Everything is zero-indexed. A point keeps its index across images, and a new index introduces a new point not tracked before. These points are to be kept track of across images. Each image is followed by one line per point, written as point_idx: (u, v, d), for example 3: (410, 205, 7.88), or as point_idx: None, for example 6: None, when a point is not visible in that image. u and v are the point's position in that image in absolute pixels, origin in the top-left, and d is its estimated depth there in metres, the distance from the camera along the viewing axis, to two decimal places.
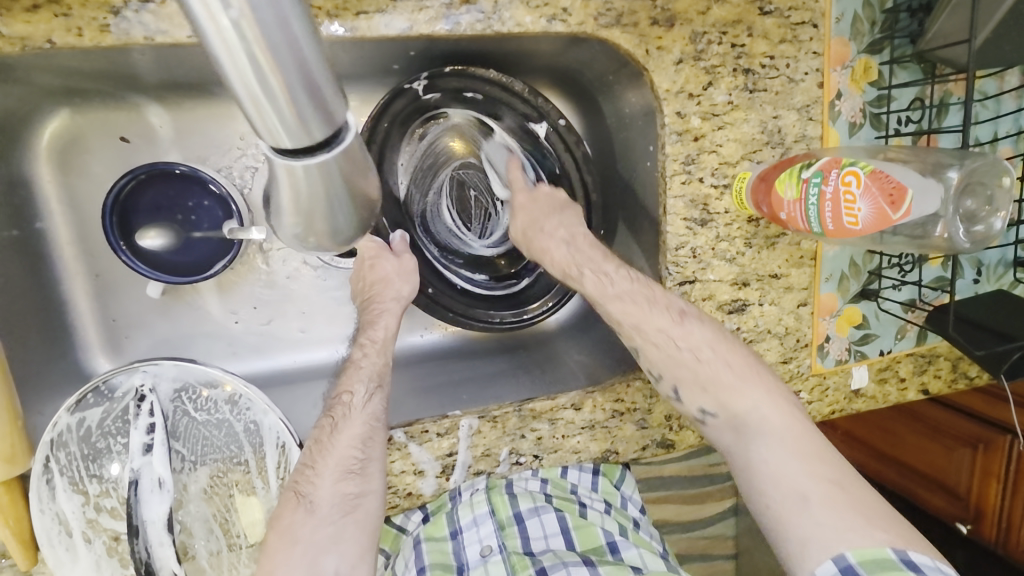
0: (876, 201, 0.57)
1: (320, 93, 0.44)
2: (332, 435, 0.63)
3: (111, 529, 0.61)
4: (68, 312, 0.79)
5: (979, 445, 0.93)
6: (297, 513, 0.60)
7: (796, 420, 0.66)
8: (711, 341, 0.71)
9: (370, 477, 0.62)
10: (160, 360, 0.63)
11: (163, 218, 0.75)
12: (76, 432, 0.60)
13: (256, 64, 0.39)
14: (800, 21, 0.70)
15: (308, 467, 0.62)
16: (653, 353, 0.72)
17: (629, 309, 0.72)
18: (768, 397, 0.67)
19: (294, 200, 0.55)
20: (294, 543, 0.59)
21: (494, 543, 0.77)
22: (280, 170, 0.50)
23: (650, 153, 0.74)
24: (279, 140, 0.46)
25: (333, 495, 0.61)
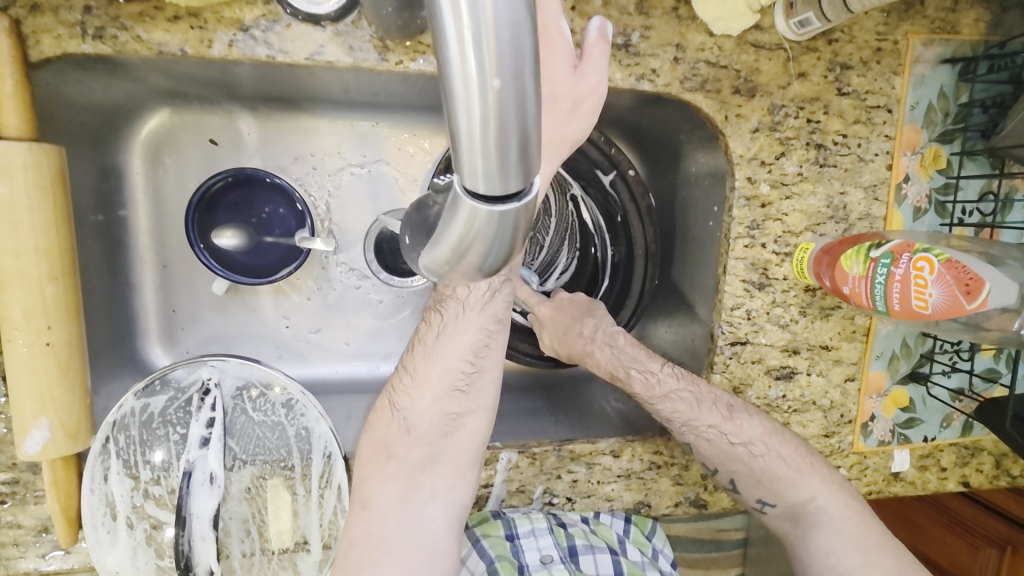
0: (950, 288, 0.56)
1: (532, 153, 0.29)
2: (436, 337, 0.64)
3: (153, 518, 0.62)
4: (133, 298, 0.82)
5: (1006, 546, 0.87)
6: (392, 424, 0.64)
7: (854, 511, 0.71)
8: (764, 435, 0.73)
9: (474, 396, 0.65)
10: (227, 357, 0.64)
11: (239, 221, 0.78)
12: (139, 416, 0.62)
13: (480, 105, 0.27)
14: (875, 105, 0.73)
15: (409, 377, 0.64)
16: (707, 449, 0.74)
17: (679, 407, 0.73)
18: (825, 486, 0.72)
19: (446, 265, 0.36)
20: (388, 458, 0.63)
21: (554, 553, 0.75)
22: (452, 220, 0.33)
23: (714, 214, 0.76)
24: (470, 186, 0.30)
25: (432, 413, 0.64)
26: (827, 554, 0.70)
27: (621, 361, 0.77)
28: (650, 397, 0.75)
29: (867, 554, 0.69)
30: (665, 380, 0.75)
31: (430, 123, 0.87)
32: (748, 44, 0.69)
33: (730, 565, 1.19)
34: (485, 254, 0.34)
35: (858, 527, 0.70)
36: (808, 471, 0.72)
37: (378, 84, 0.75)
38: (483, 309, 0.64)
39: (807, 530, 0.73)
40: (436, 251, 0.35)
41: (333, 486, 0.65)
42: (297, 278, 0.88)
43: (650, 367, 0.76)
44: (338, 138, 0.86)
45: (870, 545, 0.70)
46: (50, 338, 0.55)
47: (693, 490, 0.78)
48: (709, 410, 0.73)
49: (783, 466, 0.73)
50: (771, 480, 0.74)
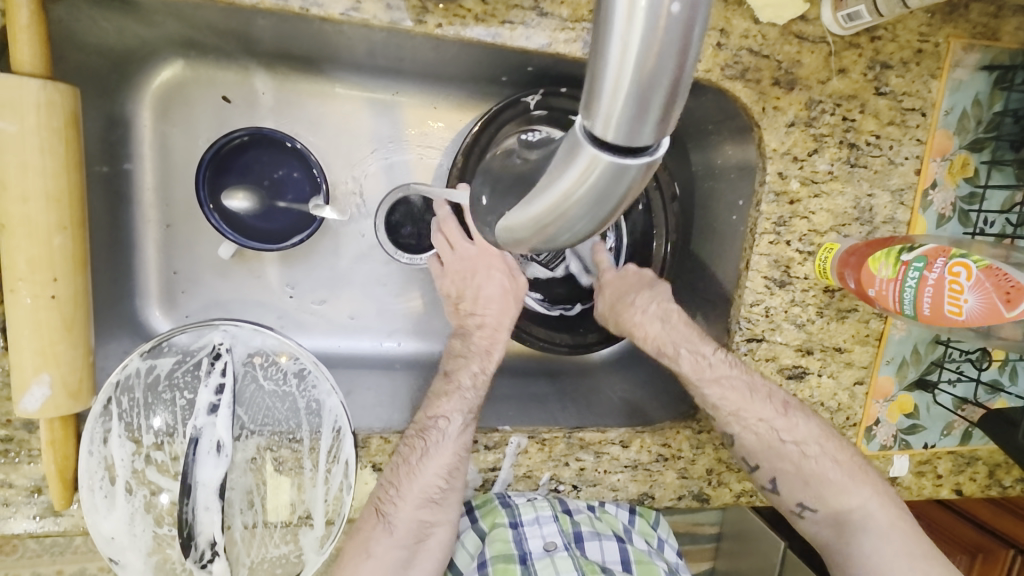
0: (987, 295, 0.56)
1: (673, 109, 0.28)
2: (420, 459, 0.67)
3: (153, 484, 0.59)
4: (134, 256, 0.79)
5: (979, 554, 0.90)
6: (375, 529, 0.67)
7: (899, 518, 0.72)
8: (820, 437, 0.73)
9: (445, 508, 0.68)
10: (240, 323, 0.62)
11: (251, 182, 0.75)
12: (144, 378, 0.59)
13: (644, 38, 0.25)
14: (911, 107, 0.72)
15: (392, 488, 0.67)
16: (753, 442, 0.74)
17: (730, 396, 0.73)
18: (876, 493, 0.72)
19: (538, 222, 0.34)
20: (367, 557, 0.66)
21: (559, 540, 0.71)
22: (567, 169, 0.31)
23: (739, 208, 0.75)
24: (603, 130, 0.29)
25: (411, 522, 0.67)
26: (869, 557, 0.71)
27: (672, 337, 0.77)
28: (699, 379, 0.74)
29: (914, 559, 0.70)
30: (717, 364, 0.73)
31: (453, 96, 0.84)
32: (792, 35, 0.67)
33: (705, 558, 1.22)
34: (588, 215, 0.32)
35: (904, 534, 0.71)
36: (859, 479, 0.72)
37: (407, 49, 0.73)
38: (458, 437, 0.69)
39: (853, 537, 0.72)
40: (533, 205, 0.34)
41: (340, 462, 0.63)
42: (306, 246, 0.86)
43: (702, 349, 0.75)
44: (355, 104, 0.83)
45: (919, 551, 0.71)
46: (55, 291, 0.52)
47: (698, 484, 0.77)
48: (762, 403, 0.73)
49: (835, 471, 0.72)
50: (820, 483, 0.73)
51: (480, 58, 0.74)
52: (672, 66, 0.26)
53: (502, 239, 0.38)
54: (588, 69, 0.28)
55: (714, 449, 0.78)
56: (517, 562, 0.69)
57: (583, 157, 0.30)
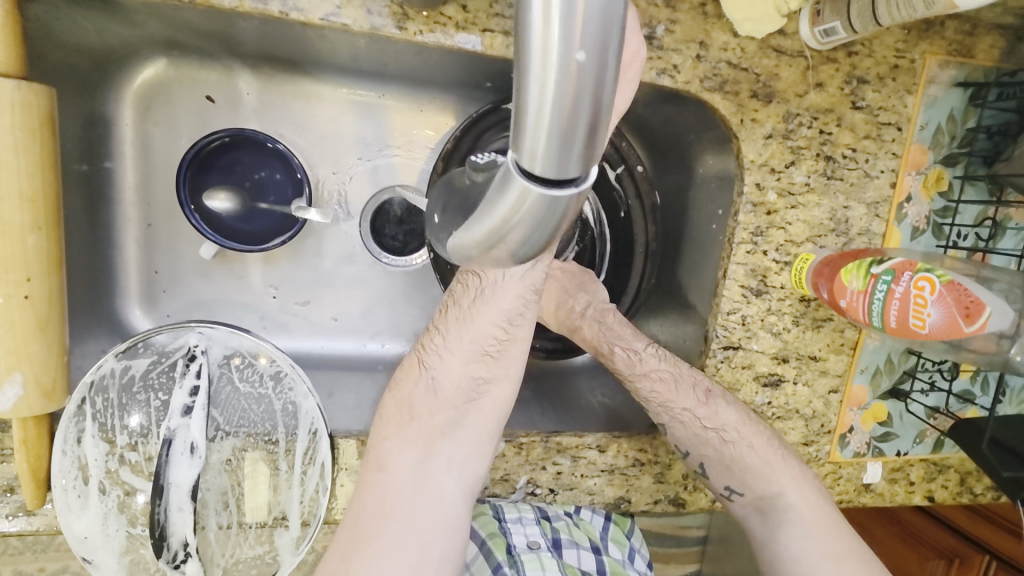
0: (950, 310, 0.57)
1: (597, 141, 0.28)
2: (473, 300, 0.63)
3: (127, 484, 0.59)
4: (115, 255, 0.79)
5: (955, 559, 0.92)
6: (416, 386, 0.64)
7: (821, 509, 0.72)
8: (739, 423, 0.73)
9: (501, 364, 0.64)
10: (216, 325, 0.62)
11: (232, 183, 0.75)
12: (119, 378, 0.59)
13: (559, 82, 0.26)
14: (886, 122, 0.73)
15: (442, 338, 0.64)
16: (681, 431, 0.75)
17: (657, 387, 0.75)
18: (794, 483, 0.73)
19: (478, 245, 0.34)
20: (411, 420, 0.63)
21: (542, 540, 0.73)
22: (499, 200, 0.31)
23: (718, 217, 0.76)
24: (529, 167, 0.29)
25: (460, 378, 0.64)
26: (792, 551, 0.71)
27: (607, 336, 0.78)
28: (631, 373, 0.77)
29: (836, 560, 0.70)
30: (648, 358, 0.76)
31: (438, 99, 0.85)
32: (770, 48, 0.68)
33: (688, 562, 1.23)
34: (525, 241, 0.32)
35: (825, 530, 0.71)
36: (779, 466, 0.73)
37: (391, 55, 0.73)
38: (524, 278, 0.62)
39: (773, 526, 0.73)
40: (472, 229, 0.34)
41: (316, 464, 0.63)
42: (289, 247, 0.86)
43: (634, 345, 0.78)
44: (340, 106, 0.83)
45: (834, 551, 0.70)
46: (29, 291, 0.52)
47: (673, 489, 0.79)
48: (686, 393, 0.74)
49: (753, 456, 0.73)
50: (741, 470, 0.74)
51: (465, 64, 0.74)
52: (589, 104, 0.26)
53: (450, 256, 0.38)
54: (512, 106, 0.28)
55: None
56: (505, 551, 0.72)
57: (513, 189, 0.30)
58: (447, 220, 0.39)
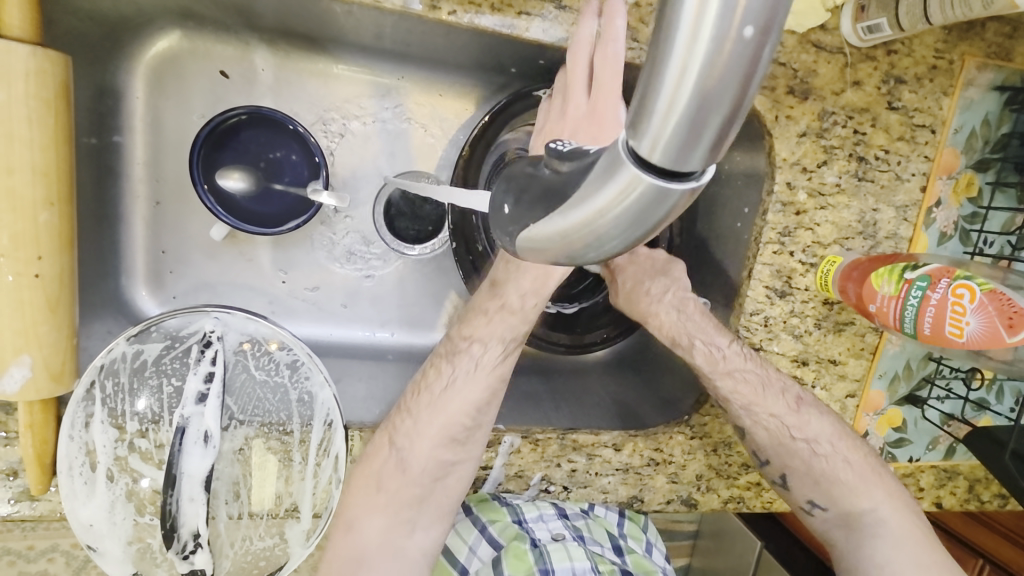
0: (991, 319, 0.56)
1: (729, 136, 0.24)
2: (444, 389, 0.64)
3: (136, 472, 0.57)
4: (121, 233, 0.76)
5: (950, 563, 0.94)
6: (386, 461, 0.61)
7: (914, 527, 0.71)
8: (832, 436, 0.72)
9: (469, 447, 0.63)
10: (234, 310, 0.60)
11: (247, 163, 0.72)
12: (130, 363, 0.57)
13: (708, 57, 0.22)
14: (921, 124, 0.71)
15: (410, 419, 0.62)
16: (763, 438, 0.73)
17: (742, 389, 0.71)
18: (888, 499, 0.71)
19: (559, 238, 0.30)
20: (378, 490, 0.61)
21: (565, 532, 0.74)
22: (600, 189, 0.27)
23: (745, 215, 0.74)
24: (647, 153, 0.25)
25: (429, 458, 0.62)
26: (883, 565, 0.69)
27: (684, 327, 0.74)
28: (713, 372, 0.72)
29: (925, 570, 0.68)
30: (732, 357, 0.71)
31: (459, 82, 0.82)
32: (809, 43, 0.67)
33: (680, 555, 1.23)
34: (617, 238, 0.28)
35: (917, 543, 0.69)
36: (873, 481, 0.71)
37: (416, 34, 0.71)
38: (493, 371, 0.64)
39: (864, 539, 0.70)
40: (557, 220, 0.29)
41: (330, 456, 0.61)
42: (300, 231, 0.84)
43: (718, 341, 0.73)
44: (358, 87, 0.80)
45: (927, 561, 0.69)
46: (39, 270, 0.50)
47: (687, 490, 0.78)
48: (775, 399, 0.72)
49: (848, 472, 0.71)
50: (829, 483, 0.72)
51: (493, 47, 0.72)
52: (735, 88, 0.22)
53: (520, 251, 0.34)
54: (638, 83, 0.24)
55: (705, 455, 0.78)
56: (528, 546, 0.70)
57: (620, 176, 0.26)
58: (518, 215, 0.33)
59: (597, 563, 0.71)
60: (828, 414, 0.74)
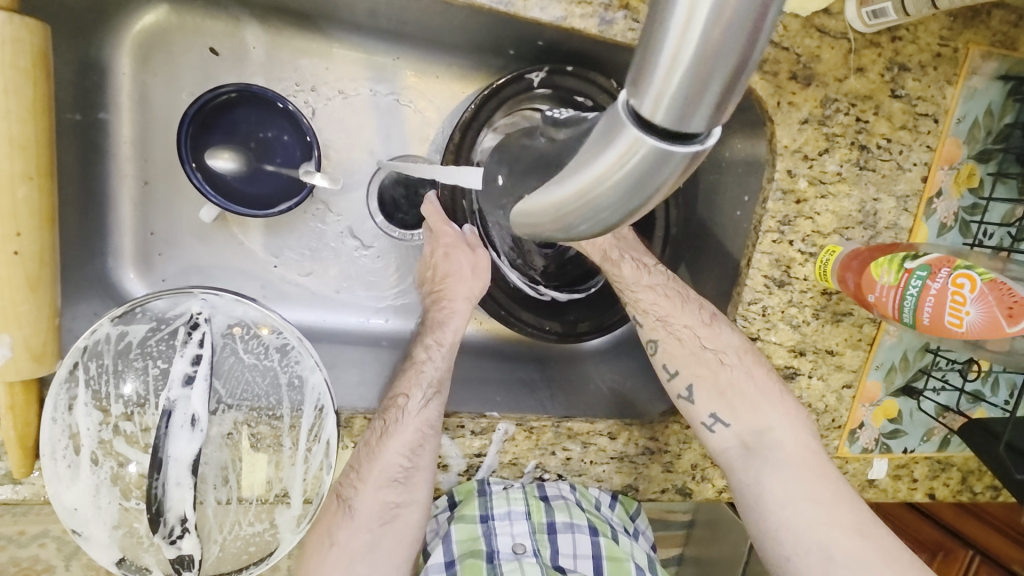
0: (990, 309, 0.55)
1: (731, 96, 0.25)
2: (379, 437, 0.63)
3: (120, 456, 0.55)
4: (108, 213, 0.74)
5: (938, 553, 0.93)
6: (336, 517, 0.63)
7: (808, 450, 0.70)
8: (739, 348, 0.72)
9: (414, 487, 0.63)
10: (221, 292, 0.58)
11: (237, 143, 0.70)
12: (114, 345, 0.55)
13: (713, 14, 0.23)
14: (923, 112, 0.71)
15: (353, 472, 0.63)
16: (676, 348, 0.75)
17: (660, 301, 0.75)
18: (787, 419, 0.71)
19: (556, 210, 0.31)
20: (331, 546, 0.62)
21: (527, 544, 0.69)
22: (601, 152, 0.28)
23: (744, 203, 0.74)
24: (650, 113, 0.26)
25: (376, 502, 0.63)
26: (782, 504, 0.67)
27: (620, 246, 0.77)
28: (634, 284, 0.76)
29: (818, 503, 0.66)
30: (653, 272, 0.76)
31: (456, 62, 0.81)
32: (812, 28, 0.66)
33: (672, 546, 1.23)
34: (611, 209, 0.29)
35: (811, 470, 0.68)
36: (772, 398, 0.71)
37: (411, 10, 0.70)
38: (421, 412, 0.65)
39: (760, 467, 0.69)
40: (555, 191, 0.31)
41: (321, 441, 0.60)
42: (292, 215, 0.82)
43: (644, 259, 0.78)
44: (352, 67, 0.79)
45: (823, 497, 0.66)
46: (18, 247, 0.48)
47: (681, 479, 0.77)
48: (691, 312, 0.74)
49: (749, 384, 0.71)
50: (734, 394, 0.72)
51: (491, 27, 0.71)
52: (739, 47, 0.24)
53: (518, 221, 0.35)
54: (644, 45, 0.25)
55: (701, 444, 0.77)
56: (484, 559, 0.67)
57: (623, 136, 0.27)
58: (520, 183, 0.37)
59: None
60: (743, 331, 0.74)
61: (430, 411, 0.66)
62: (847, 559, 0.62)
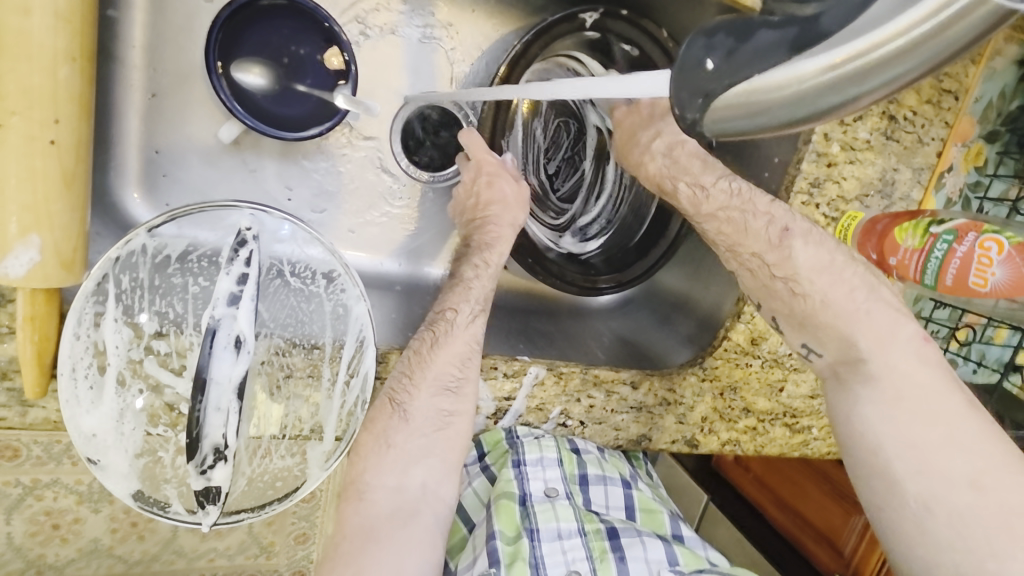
0: (1015, 270, 0.59)
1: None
2: (431, 348, 0.60)
3: (152, 378, 0.52)
4: (113, 124, 0.68)
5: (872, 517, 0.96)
6: (390, 420, 0.58)
7: (918, 384, 0.57)
8: (813, 270, 0.63)
9: (464, 398, 0.59)
10: (270, 209, 0.54)
11: (267, 57, 0.65)
12: (149, 258, 0.51)
13: None
14: (947, 89, 0.74)
15: (404, 373, 0.59)
16: (749, 281, 0.67)
17: (724, 229, 0.67)
18: (882, 350, 0.59)
19: (829, 73, 0.28)
20: (388, 448, 0.57)
21: (560, 488, 0.68)
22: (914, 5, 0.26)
23: (773, 165, 0.75)
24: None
25: (429, 411, 0.58)
26: (873, 446, 0.57)
27: (672, 173, 0.71)
28: (697, 213, 0.69)
29: (926, 453, 0.54)
30: (714, 196, 0.67)
31: None
32: None
33: None
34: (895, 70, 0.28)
35: (914, 408, 0.56)
36: (860, 324, 0.60)
37: None
38: (468, 329, 0.62)
39: (857, 401, 0.59)
40: (822, 57, 0.28)
41: (359, 376, 0.58)
42: (310, 145, 0.78)
43: (702, 180, 0.69)
44: None
45: (930, 438, 0.55)
46: (55, 136, 0.46)
47: (692, 430, 0.78)
48: (757, 237, 0.65)
49: (826, 314, 0.62)
50: (815, 324, 0.63)
51: None
52: None
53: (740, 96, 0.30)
54: None
55: (712, 398, 0.78)
56: (517, 502, 0.65)
57: None
58: (738, 65, 0.31)
59: (586, 522, 0.66)
60: (817, 245, 0.64)
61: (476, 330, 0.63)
62: (950, 512, 0.52)
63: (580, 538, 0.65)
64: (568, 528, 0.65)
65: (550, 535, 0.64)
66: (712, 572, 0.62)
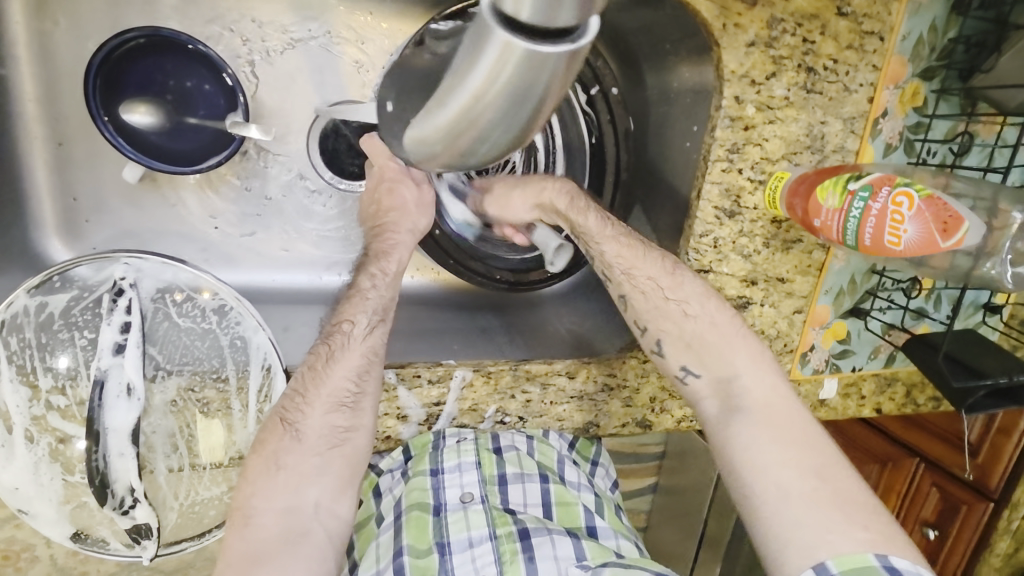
0: (926, 225, 0.57)
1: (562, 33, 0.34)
2: (325, 364, 0.60)
3: (58, 431, 0.53)
4: (22, 180, 0.69)
5: (888, 462, 0.91)
6: (281, 441, 0.57)
7: (779, 394, 0.63)
8: (703, 296, 0.67)
9: (361, 413, 0.59)
10: (147, 255, 0.55)
11: (153, 96, 0.65)
12: (36, 318, 0.53)
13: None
14: (869, 31, 0.69)
15: (298, 395, 0.58)
16: (640, 303, 0.68)
17: (623, 254, 0.68)
18: (752, 364, 0.65)
19: (445, 129, 0.43)
20: (278, 469, 0.56)
21: (476, 492, 0.71)
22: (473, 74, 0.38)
23: (694, 133, 0.73)
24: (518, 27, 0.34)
25: (323, 428, 0.58)
26: (744, 449, 0.60)
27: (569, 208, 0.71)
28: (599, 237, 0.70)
29: (786, 451, 0.59)
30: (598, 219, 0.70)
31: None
32: None
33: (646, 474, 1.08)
34: (497, 129, 0.41)
35: (783, 418, 0.61)
36: (736, 342, 0.66)
37: None
38: (365, 342, 0.61)
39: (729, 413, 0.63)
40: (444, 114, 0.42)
41: (272, 401, 0.59)
42: (224, 171, 0.77)
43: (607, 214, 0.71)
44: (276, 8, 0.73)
45: (789, 438, 0.60)
46: None
47: (641, 412, 0.77)
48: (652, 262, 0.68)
49: (713, 333, 0.66)
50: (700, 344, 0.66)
51: None
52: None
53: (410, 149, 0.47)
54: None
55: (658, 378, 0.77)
56: (432, 511, 0.69)
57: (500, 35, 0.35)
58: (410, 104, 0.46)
59: (498, 525, 0.68)
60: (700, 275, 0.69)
61: (376, 341, 0.62)
62: (808, 500, 0.55)
63: (490, 543, 0.66)
64: (479, 535, 0.67)
65: (461, 545, 0.66)
66: (615, 564, 0.63)
